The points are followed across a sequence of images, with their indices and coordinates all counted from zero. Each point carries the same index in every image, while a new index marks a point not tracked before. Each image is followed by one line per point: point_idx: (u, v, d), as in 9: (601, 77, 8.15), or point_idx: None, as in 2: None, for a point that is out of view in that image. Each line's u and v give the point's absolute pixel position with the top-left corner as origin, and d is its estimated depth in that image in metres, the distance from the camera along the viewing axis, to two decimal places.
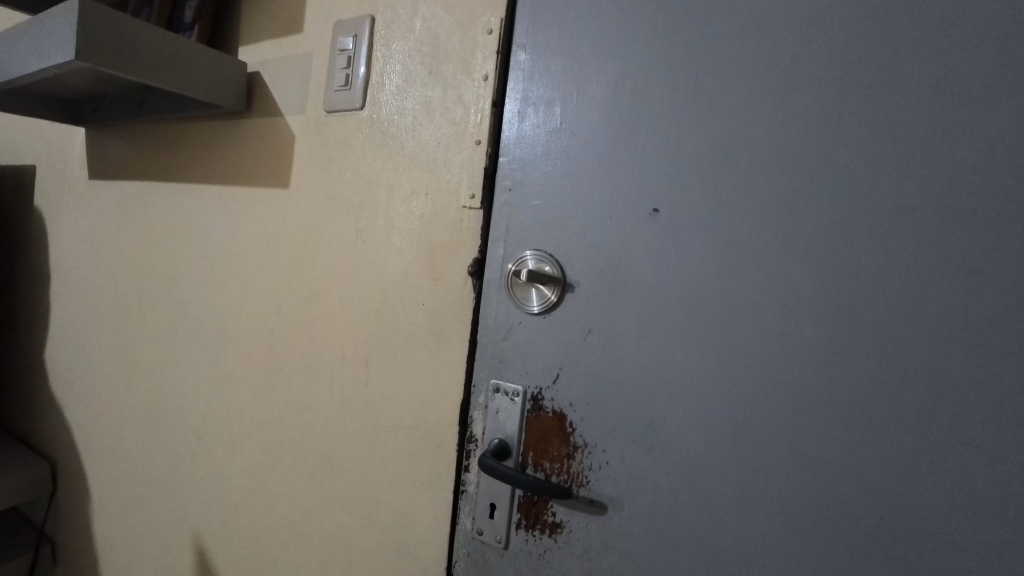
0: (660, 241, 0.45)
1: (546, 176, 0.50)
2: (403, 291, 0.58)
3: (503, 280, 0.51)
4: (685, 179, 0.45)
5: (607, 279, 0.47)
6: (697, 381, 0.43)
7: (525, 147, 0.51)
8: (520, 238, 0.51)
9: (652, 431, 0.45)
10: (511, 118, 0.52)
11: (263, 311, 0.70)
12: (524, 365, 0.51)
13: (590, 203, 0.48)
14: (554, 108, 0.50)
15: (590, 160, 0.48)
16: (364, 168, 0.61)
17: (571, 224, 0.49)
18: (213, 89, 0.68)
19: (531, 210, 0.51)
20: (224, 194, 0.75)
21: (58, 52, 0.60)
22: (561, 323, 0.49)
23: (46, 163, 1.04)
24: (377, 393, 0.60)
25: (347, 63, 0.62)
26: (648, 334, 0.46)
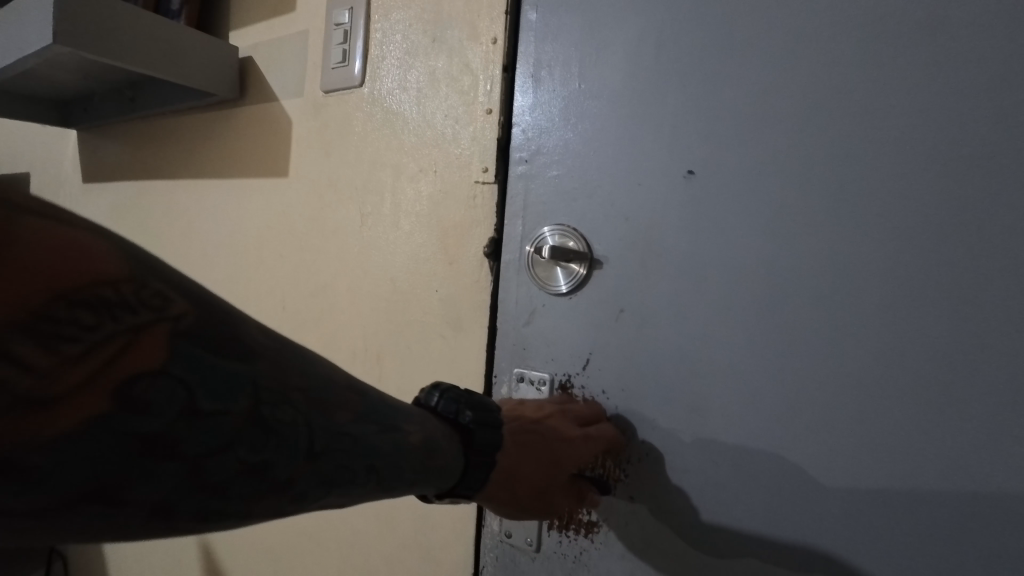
0: (697, 205, 0.41)
1: (564, 144, 0.46)
2: (415, 277, 0.53)
3: (524, 260, 0.47)
4: (723, 134, 0.40)
5: (638, 252, 0.43)
6: (745, 359, 0.39)
7: (540, 113, 0.47)
8: (540, 213, 0.47)
9: (695, 417, 0.41)
10: (524, 84, 0.48)
11: (266, 308, 0.66)
12: (550, 351, 0.47)
13: (616, 170, 0.44)
14: (571, 69, 0.46)
15: (614, 122, 0.44)
16: (366, 149, 0.57)
17: (596, 195, 0.45)
18: (204, 75, 0.65)
19: (551, 182, 0.47)
20: (220, 188, 0.71)
21: (36, 38, 0.56)
22: (589, 303, 0.45)
23: (39, 171, 1.01)
24: (391, 389, 0.56)
25: (344, 38, 0.58)
26: (686, 310, 0.41)
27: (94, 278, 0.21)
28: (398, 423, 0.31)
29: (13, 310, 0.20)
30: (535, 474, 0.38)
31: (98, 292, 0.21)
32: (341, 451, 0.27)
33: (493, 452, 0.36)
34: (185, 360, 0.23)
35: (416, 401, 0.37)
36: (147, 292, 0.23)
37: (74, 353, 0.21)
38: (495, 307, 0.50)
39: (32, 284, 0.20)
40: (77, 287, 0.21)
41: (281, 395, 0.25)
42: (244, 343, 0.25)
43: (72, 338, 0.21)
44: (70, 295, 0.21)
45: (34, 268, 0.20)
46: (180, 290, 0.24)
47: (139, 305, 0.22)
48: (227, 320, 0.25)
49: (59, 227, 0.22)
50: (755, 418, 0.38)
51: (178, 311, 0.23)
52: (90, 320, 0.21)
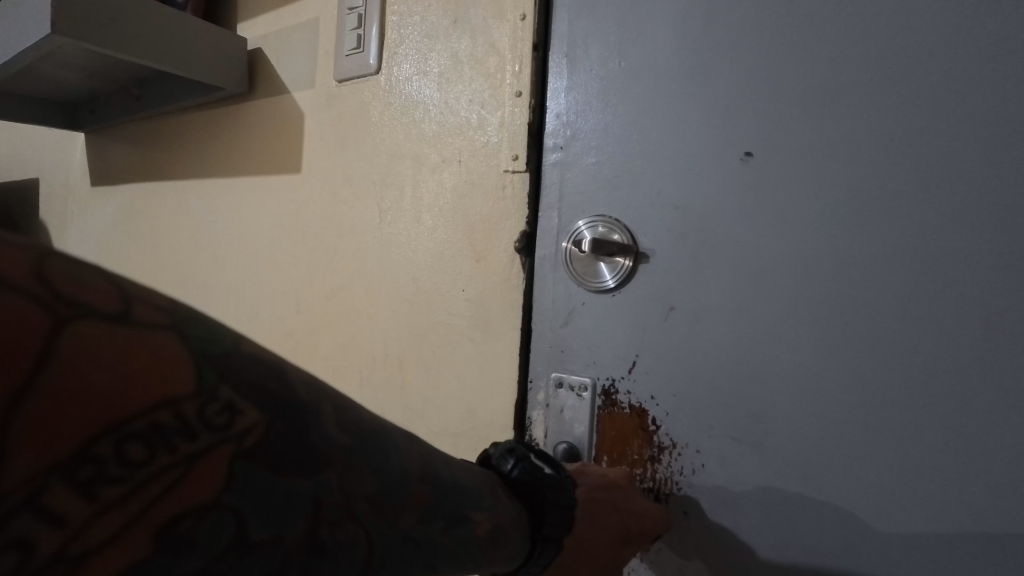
0: (756, 188, 0.36)
1: (602, 128, 0.42)
2: (440, 276, 0.50)
3: (561, 255, 0.43)
4: (786, 106, 0.35)
5: (689, 242, 0.38)
6: (817, 360, 0.34)
7: (575, 94, 0.43)
8: (577, 203, 0.43)
9: (758, 425, 0.36)
10: (556, 64, 0.44)
11: (281, 313, 0.63)
12: (592, 354, 0.43)
13: (662, 152, 0.39)
14: (609, 44, 0.42)
15: (658, 99, 0.40)
16: (383, 140, 0.53)
17: (640, 182, 0.40)
18: (211, 68, 0.61)
19: (589, 169, 0.43)
20: (231, 188, 0.68)
21: (35, 31, 0.53)
22: (634, 300, 0.41)
23: (47, 175, 0.99)
24: (415, 397, 0.52)
25: (358, 23, 0.54)
26: (747, 305, 0.36)
27: (152, 398, 0.16)
28: (467, 513, 0.26)
29: (53, 449, 0.14)
30: (605, 550, 0.34)
31: (146, 414, 0.16)
32: (403, 561, 0.23)
33: (562, 535, 0.31)
34: (245, 486, 0.18)
35: (490, 464, 0.33)
36: (213, 409, 0.17)
37: (117, 499, 0.15)
38: (527, 307, 0.46)
39: (73, 411, 0.15)
40: (132, 410, 0.16)
41: (347, 511, 0.21)
42: (320, 453, 0.20)
43: (119, 480, 0.15)
44: (121, 425, 0.15)
45: (78, 388, 0.15)
46: (248, 388, 0.19)
47: (204, 428, 0.17)
48: (308, 423, 0.20)
49: (118, 322, 0.16)
50: (827, 427, 0.34)
51: (248, 428, 0.18)
52: (142, 456, 0.16)
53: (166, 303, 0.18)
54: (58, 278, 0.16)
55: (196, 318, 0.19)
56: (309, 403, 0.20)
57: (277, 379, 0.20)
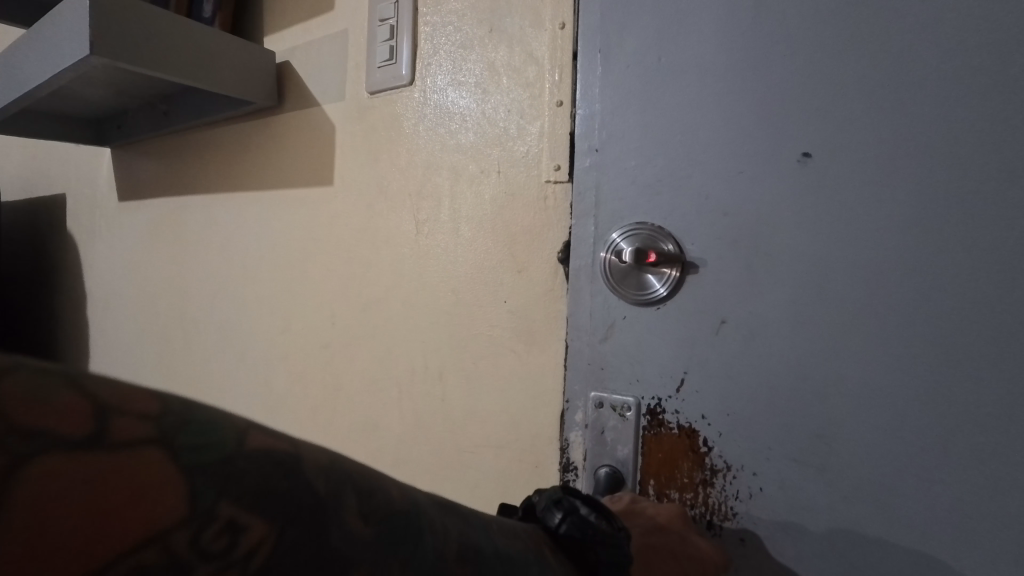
0: (814, 194, 0.35)
1: (642, 132, 0.41)
2: (480, 288, 0.50)
3: (599, 266, 0.42)
4: (841, 110, 0.34)
5: (742, 252, 0.37)
6: (884, 373, 0.33)
7: (611, 98, 0.42)
8: (617, 213, 0.42)
9: (821, 445, 0.35)
10: (590, 67, 0.43)
11: (315, 325, 0.63)
12: (636, 371, 0.41)
13: (710, 158, 0.38)
14: (647, 44, 0.40)
15: (705, 103, 0.38)
16: (418, 151, 0.53)
17: (685, 188, 0.39)
18: (243, 82, 0.62)
19: (629, 176, 0.41)
20: (261, 201, 0.68)
21: (74, 52, 0.54)
22: (682, 313, 0.39)
23: (74, 190, 1.00)
24: (456, 409, 0.52)
25: (390, 34, 0.54)
26: (806, 319, 0.35)
27: (134, 535, 0.14)
28: None
29: None
30: None
31: (127, 558, 0.14)
32: None
33: None
34: None
35: (540, 517, 0.32)
36: (210, 534, 0.16)
37: None
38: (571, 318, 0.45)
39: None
40: (110, 556, 0.14)
41: None
42: (343, 557, 0.19)
43: None
44: (99, 574, 0.14)
45: (40, 543, 0.13)
46: (249, 498, 0.17)
47: (201, 557, 0.15)
48: (325, 523, 0.19)
49: (83, 448, 0.14)
50: (897, 444, 0.33)
51: (254, 546, 0.16)
52: None
53: (152, 405, 0.16)
54: (9, 399, 0.14)
55: (191, 415, 0.17)
56: (327, 497, 0.19)
57: (285, 476, 0.18)
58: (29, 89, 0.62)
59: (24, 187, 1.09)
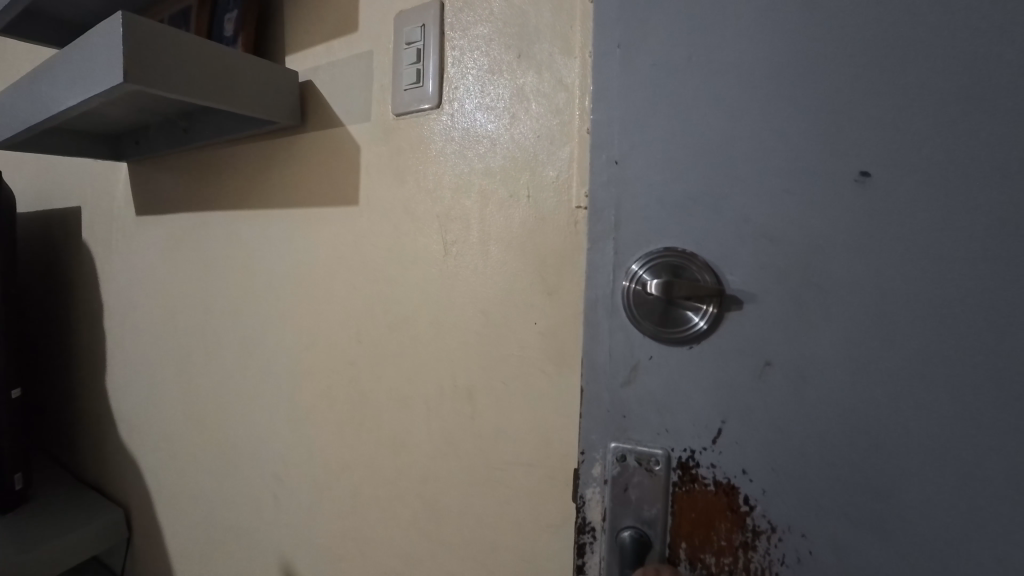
0: (885, 197, 0.26)
1: (660, 114, 0.31)
2: (509, 310, 0.50)
3: (619, 297, 0.33)
4: (925, 93, 0.25)
5: (787, 285, 0.28)
6: (984, 437, 0.24)
7: (620, 72, 0.32)
8: (638, 228, 0.32)
9: (882, 507, 0.26)
10: (602, 28, 0.33)
11: (341, 342, 0.64)
12: (663, 421, 0.31)
13: (755, 146, 0.28)
14: (659, 10, 0.31)
15: (747, 77, 0.28)
16: (446, 174, 0.54)
17: (727, 189, 0.29)
18: (266, 101, 0.62)
19: (654, 170, 0.31)
20: (285, 219, 0.69)
21: (106, 79, 0.53)
22: (719, 353, 0.30)
23: (89, 203, 1.01)
24: (487, 427, 0.53)
25: (416, 57, 0.55)
26: (873, 361, 0.26)
27: None
28: None
29: None
30: None
31: None
32: None
33: None
34: None
35: None
36: None
37: None
38: None
39: None
40: None
41: None
42: None
43: None
44: None
45: None
46: None
47: None
48: None
49: None
50: (997, 520, 0.24)
51: None
52: None
53: None
54: None
55: None
56: None
57: None
58: (55, 114, 0.62)
59: (40, 200, 1.10)
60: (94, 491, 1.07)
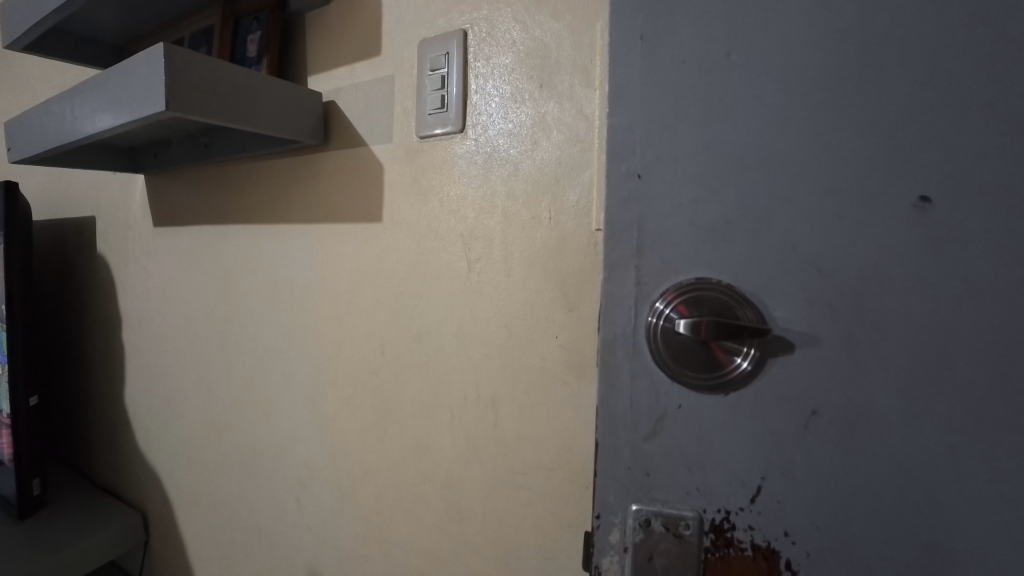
0: (932, 245, 0.27)
1: (693, 158, 0.31)
2: (532, 324, 0.54)
3: (642, 334, 0.33)
4: (976, 136, 0.26)
5: (841, 316, 0.29)
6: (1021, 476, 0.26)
7: (651, 112, 0.32)
8: (666, 264, 0.32)
9: (935, 564, 0.27)
10: (627, 67, 0.33)
11: (365, 353, 0.67)
12: (693, 479, 0.32)
13: (798, 191, 0.29)
14: (693, 51, 0.31)
15: (791, 121, 0.29)
16: (470, 195, 0.57)
17: (765, 237, 0.30)
18: (292, 123, 0.64)
19: (683, 216, 0.32)
20: (307, 233, 0.72)
21: (143, 106, 0.54)
22: (761, 399, 0.30)
23: (104, 213, 1.03)
24: (509, 434, 0.56)
25: (440, 84, 0.58)
26: (926, 406, 0.27)
27: None
28: None
29: None
30: None
31: None
32: None
33: None
34: None
35: None
36: None
37: None
38: None
39: None
40: None
41: None
42: None
43: None
44: None
45: None
46: None
47: None
48: None
49: None
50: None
51: None
52: None
53: None
54: None
55: None
56: None
57: None
58: (86, 134, 0.64)
59: (53, 210, 1.12)
60: (110, 495, 1.09)
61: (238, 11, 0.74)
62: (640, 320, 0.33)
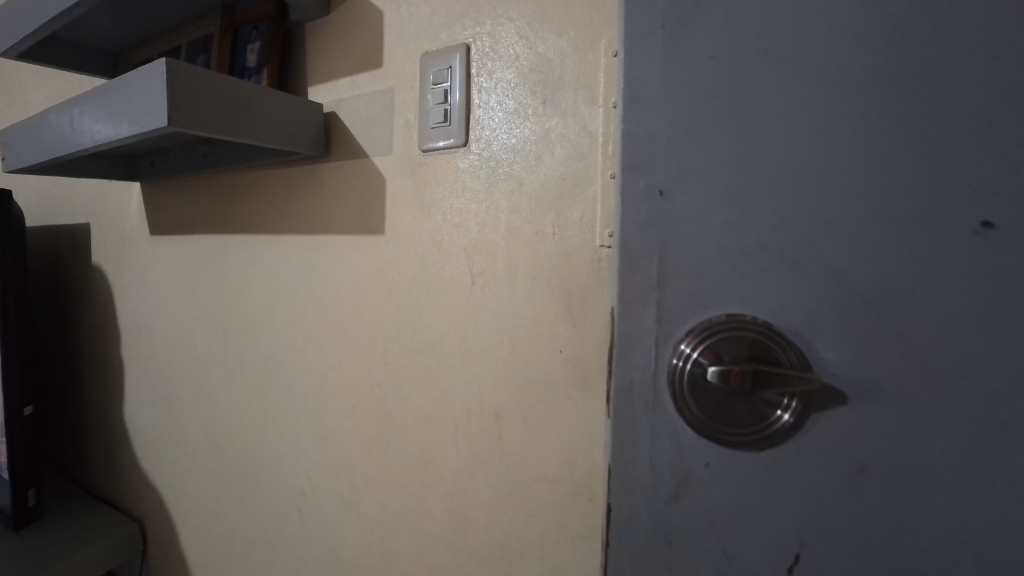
0: (997, 278, 0.23)
1: (724, 180, 0.27)
2: (536, 338, 0.54)
3: (664, 378, 0.29)
4: None
5: (898, 364, 0.24)
6: None
7: (674, 126, 0.28)
8: (692, 299, 0.28)
9: None
10: (647, 72, 0.28)
11: (367, 364, 0.67)
12: (724, 552, 0.28)
13: (848, 221, 0.25)
14: (724, 55, 0.27)
15: (842, 137, 0.25)
16: (473, 209, 0.57)
17: (807, 273, 0.26)
18: (294, 136, 0.64)
19: (710, 246, 0.28)
20: (307, 244, 0.72)
21: (143, 121, 0.53)
22: (805, 460, 0.26)
23: (99, 220, 1.02)
24: (513, 447, 0.57)
25: (443, 98, 0.58)
26: (986, 467, 0.24)
27: None
28: None
29: None
30: None
31: None
32: None
33: None
34: None
35: None
36: None
37: None
38: None
39: None
40: None
41: None
42: None
43: None
44: None
45: None
46: None
47: None
48: None
49: None
50: None
51: None
52: None
53: None
54: None
55: None
56: None
57: None
58: (82, 147, 0.63)
59: (47, 216, 1.11)
60: (107, 504, 1.08)
61: (237, 20, 0.73)
62: (662, 364, 0.29)
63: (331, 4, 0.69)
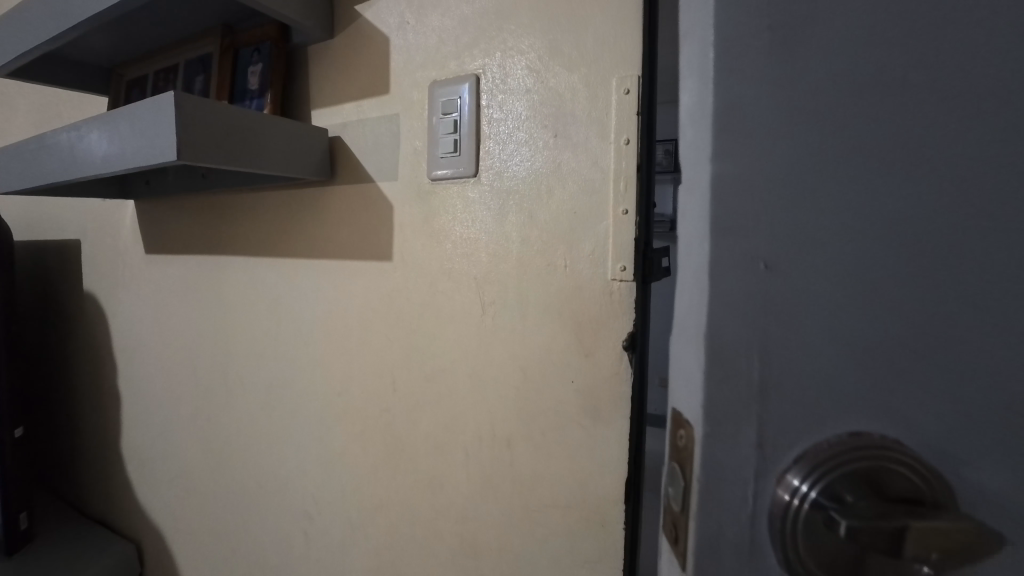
0: None
1: (848, 260, 0.22)
2: (548, 368, 0.55)
3: (769, 512, 0.23)
4: None
5: None
6: None
7: (782, 183, 0.22)
8: (806, 416, 0.23)
9: None
10: (755, 112, 0.22)
11: (376, 390, 0.67)
12: None
13: (994, 320, 0.21)
14: (851, 100, 0.21)
15: (994, 219, 0.21)
16: (483, 239, 0.57)
17: (957, 391, 0.21)
18: (300, 163, 0.64)
19: (835, 349, 0.22)
20: (312, 268, 0.71)
21: (150, 154, 0.52)
22: None
23: (91, 236, 1.00)
24: (526, 473, 0.57)
25: (453, 128, 0.58)
26: None
27: None
28: None
29: None
30: None
31: None
32: None
33: None
34: None
35: None
36: None
37: None
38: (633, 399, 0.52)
39: None
40: None
41: None
42: None
43: None
44: None
45: None
46: None
47: None
48: None
49: None
50: None
51: None
52: None
53: None
54: None
55: None
56: None
57: None
58: (82, 174, 0.61)
59: (36, 232, 1.08)
60: (101, 525, 1.06)
61: (238, 41, 0.73)
62: (760, 480, 0.24)
63: (335, 28, 0.69)
